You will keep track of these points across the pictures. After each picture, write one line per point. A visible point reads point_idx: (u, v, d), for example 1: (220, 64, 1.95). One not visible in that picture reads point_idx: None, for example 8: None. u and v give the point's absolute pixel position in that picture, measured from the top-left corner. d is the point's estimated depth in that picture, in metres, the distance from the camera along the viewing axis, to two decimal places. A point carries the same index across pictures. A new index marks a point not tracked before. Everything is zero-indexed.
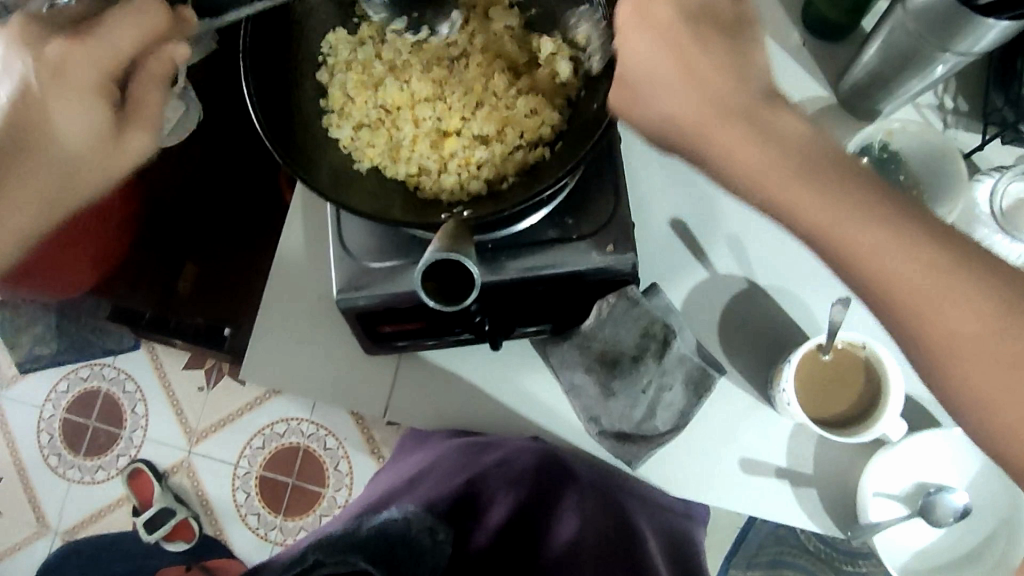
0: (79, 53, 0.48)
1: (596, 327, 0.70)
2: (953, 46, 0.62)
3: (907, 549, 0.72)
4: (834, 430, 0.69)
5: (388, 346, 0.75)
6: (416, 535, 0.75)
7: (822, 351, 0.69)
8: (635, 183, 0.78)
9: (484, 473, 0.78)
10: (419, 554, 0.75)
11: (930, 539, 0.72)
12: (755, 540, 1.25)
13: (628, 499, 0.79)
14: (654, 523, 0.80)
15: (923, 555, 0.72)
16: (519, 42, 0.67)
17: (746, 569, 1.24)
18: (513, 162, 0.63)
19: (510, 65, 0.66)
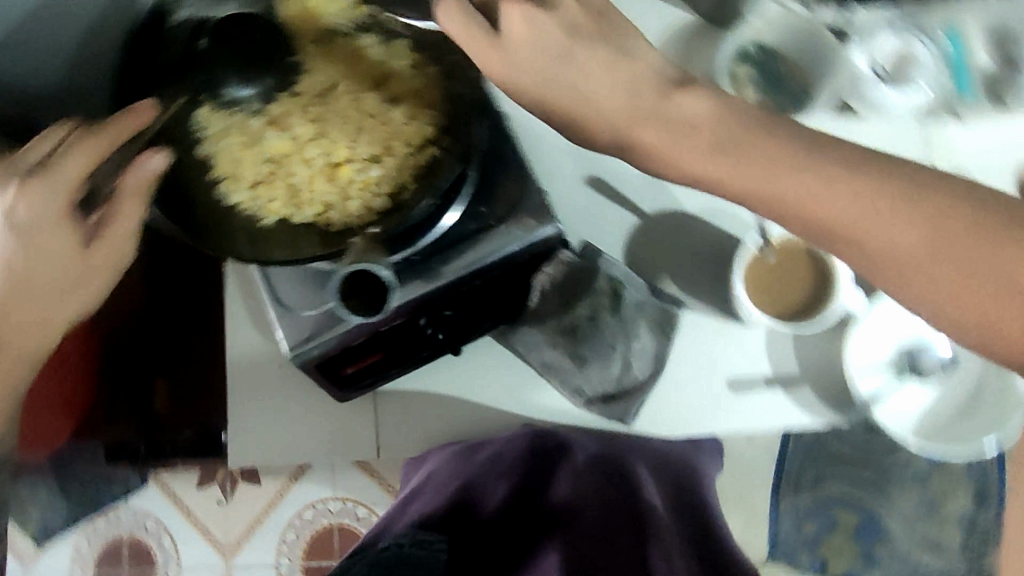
0: (36, 193, 0.52)
1: (543, 300, 0.70)
2: None
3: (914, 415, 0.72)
4: (800, 321, 0.69)
5: (359, 386, 0.75)
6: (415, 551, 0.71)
7: (765, 256, 0.71)
8: (540, 153, 0.78)
9: (477, 472, 0.79)
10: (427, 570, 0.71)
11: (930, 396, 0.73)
12: (793, 465, 1.25)
13: (621, 455, 0.80)
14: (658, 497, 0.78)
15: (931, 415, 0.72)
16: (379, 54, 0.67)
17: (794, 497, 1.26)
18: (409, 172, 0.64)
19: (377, 78, 0.67)
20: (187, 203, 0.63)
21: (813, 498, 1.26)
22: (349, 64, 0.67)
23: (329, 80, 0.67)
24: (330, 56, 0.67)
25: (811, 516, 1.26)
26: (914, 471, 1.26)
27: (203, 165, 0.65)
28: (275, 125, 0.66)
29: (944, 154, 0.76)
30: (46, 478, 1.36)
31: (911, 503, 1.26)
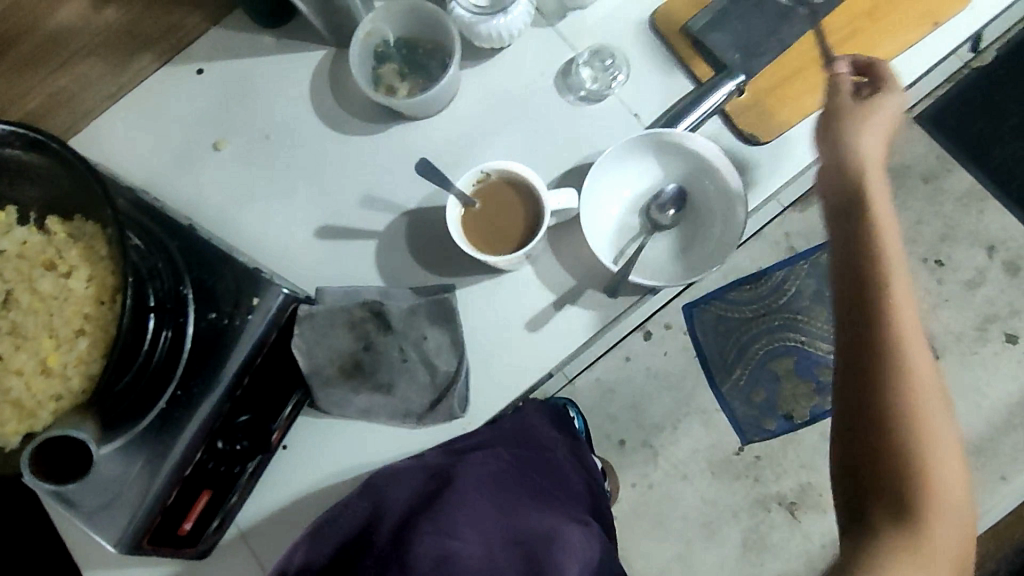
0: None
1: (309, 358, 0.71)
2: None
3: (669, 260, 0.77)
4: (531, 239, 0.72)
5: (210, 533, 0.74)
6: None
7: (471, 206, 0.73)
8: (265, 239, 0.81)
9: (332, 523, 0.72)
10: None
11: (681, 230, 0.77)
12: (710, 347, 1.42)
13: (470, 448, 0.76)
14: (497, 490, 0.74)
15: (685, 252, 0.77)
16: (39, 241, 0.66)
17: (727, 372, 1.42)
18: (109, 328, 0.63)
19: (49, 259, 0.66)
20: None
21: (740, 364, 1.42)
22: (15, 264, 0.66)
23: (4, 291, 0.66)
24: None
25: (753, 377, 1.41)
26: (808, 295, 1.40)
27: None
28: None
29: (582, 40, 0.82)
30: None
31: (822, 320, 1.40)
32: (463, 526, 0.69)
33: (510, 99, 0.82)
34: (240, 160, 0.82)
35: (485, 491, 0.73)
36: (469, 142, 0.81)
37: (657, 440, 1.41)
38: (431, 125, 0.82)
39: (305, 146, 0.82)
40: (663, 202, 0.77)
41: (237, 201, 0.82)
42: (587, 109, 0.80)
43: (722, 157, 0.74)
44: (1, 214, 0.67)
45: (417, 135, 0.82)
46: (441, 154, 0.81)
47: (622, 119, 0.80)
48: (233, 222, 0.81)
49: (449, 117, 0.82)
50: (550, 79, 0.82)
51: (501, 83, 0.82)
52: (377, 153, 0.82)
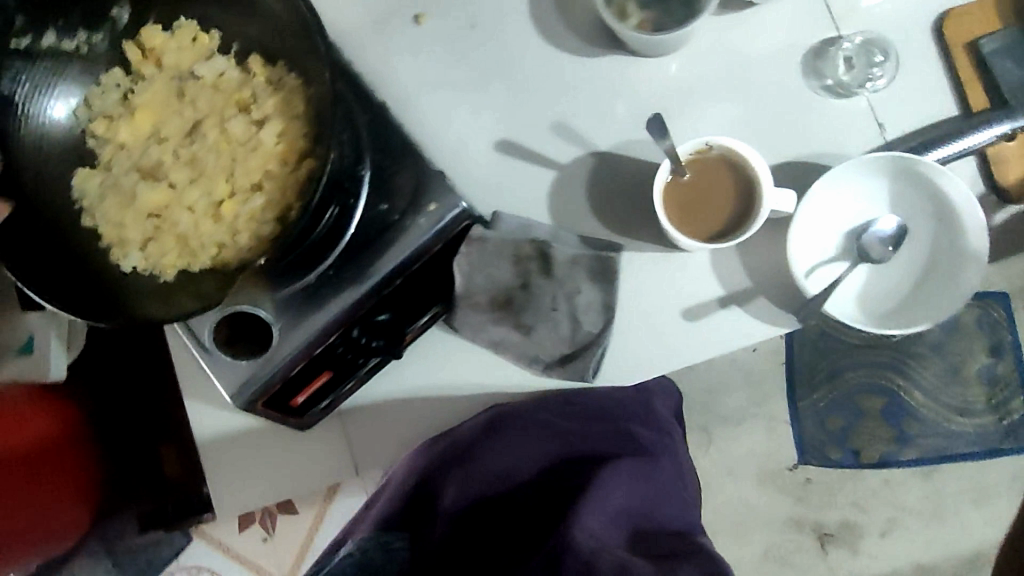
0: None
1: (467, 283, 0.68)
2: None
3: (866, 298, 0.70)
4: (734, 233, 0.67)
5: (315, 412, 0.73)
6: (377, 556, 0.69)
7: (680, 176, 0.67)
8: (438, 134, 0.75)
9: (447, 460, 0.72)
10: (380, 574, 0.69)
11: (889, 271, 0.70)
12: (806, 366, 1.30)
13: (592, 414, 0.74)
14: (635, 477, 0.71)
15: (891, 294, 0.70)
16: (232, 75, 0.63)
17: (813, 395, 1.31)
18: (287, 191, 0.60)
19: (238, 99, 0.63)
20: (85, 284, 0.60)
21: (831, 392, 1.30)
22: (201, 99, 0.63)
23: (186, 121, 0.64)
24: (183, 97, 0.64)
25: (836, 409, 1.31)
26: (929, 342, 1.28)
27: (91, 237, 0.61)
28: (160, 178, 0.63)
29: (852, 22, 0.72)
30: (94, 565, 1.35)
31: (933, 371, 1.29)
32: (608, 521, 0.66)
33: (748, 63, 0.73)
34: (436, 40, 0.75)
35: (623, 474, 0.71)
36: (687, 97, 0.73)
37: (717, 432, 1.33)
38: (651, 67, 0.73)
39: (510, 48, 0.75)
40: (878, 236, 0.70)
41: (420, 83, 0.75)
42: (829, 102, 0.72)
43: (978, 214, 0.66)
44: (204, 38, 0.63)
45: (632, 73, 0.74)
46: (650, 102, 0.74)
47: (864, 125, 0.72)
48: (410, 106, 0.75)
49: (675, 63, 0.73)
50: (799, 55, 0.72)
51: (743, 41, 0.73)
52: (585, 79, 0.74)
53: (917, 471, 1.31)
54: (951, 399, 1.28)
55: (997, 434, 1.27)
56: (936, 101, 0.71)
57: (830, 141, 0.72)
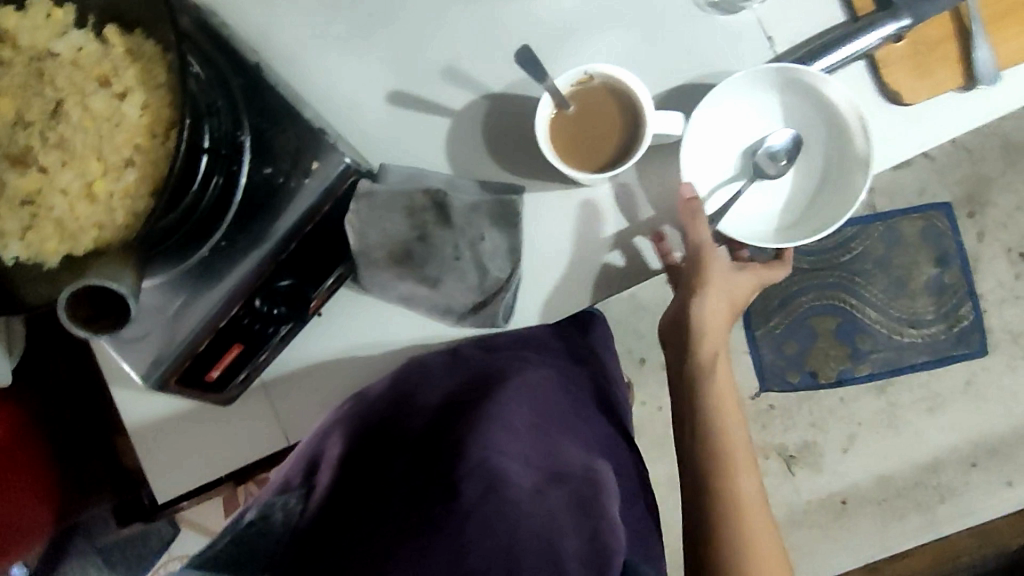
0: None
1: (362, 239, 0.67)
2: None
3: (770, 215, 0.70)
4: (625, 161, 0.65)
5: (235, 385, 0.72)
6: (257, 542, 0.60)
7: (564, 110, 0.66)
8: (329, 92, 0.73)
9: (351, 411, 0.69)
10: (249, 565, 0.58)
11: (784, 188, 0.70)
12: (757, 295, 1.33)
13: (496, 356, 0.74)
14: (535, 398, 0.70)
15: (793, 211, 0.70)
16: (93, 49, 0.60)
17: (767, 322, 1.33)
18: (165, 162, 0.58)
19: (100, 72, 0.59)
20: None
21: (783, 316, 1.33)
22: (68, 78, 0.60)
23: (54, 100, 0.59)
24: (42, 79, 0.60)
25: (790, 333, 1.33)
26: (874, 259, 1.32)
27: None
28: (28, 163, 0.58)
29: None
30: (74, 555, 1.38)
31: (880, 288, 1.33)
32: (508, 431, 0.63)
33: None
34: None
35: (528, 392, 0.70)
36: (578, 30, 0.72)
37: (672, 366, 1.34)
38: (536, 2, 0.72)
39: None
40: (773, 150, 0.69)
41: (304, 41, 0.73)
42: (716, 20, 0.71)
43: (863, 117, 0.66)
44: (60, 14, 0.61)
45: (519, 10, 0.72)
46: (542, 39, 0.72)
47: (753, 39, 0.71)
48: (295, 65, 0.73)
49: None
50: None
51: None
52: (472, 19, 0.72)
53: (870, 385, 1.34)
54: (901, 312, 1.33)
55: (947, 342, 1.32)
56: (821, 10, 0.71)
57: (719, 59, 0.71)
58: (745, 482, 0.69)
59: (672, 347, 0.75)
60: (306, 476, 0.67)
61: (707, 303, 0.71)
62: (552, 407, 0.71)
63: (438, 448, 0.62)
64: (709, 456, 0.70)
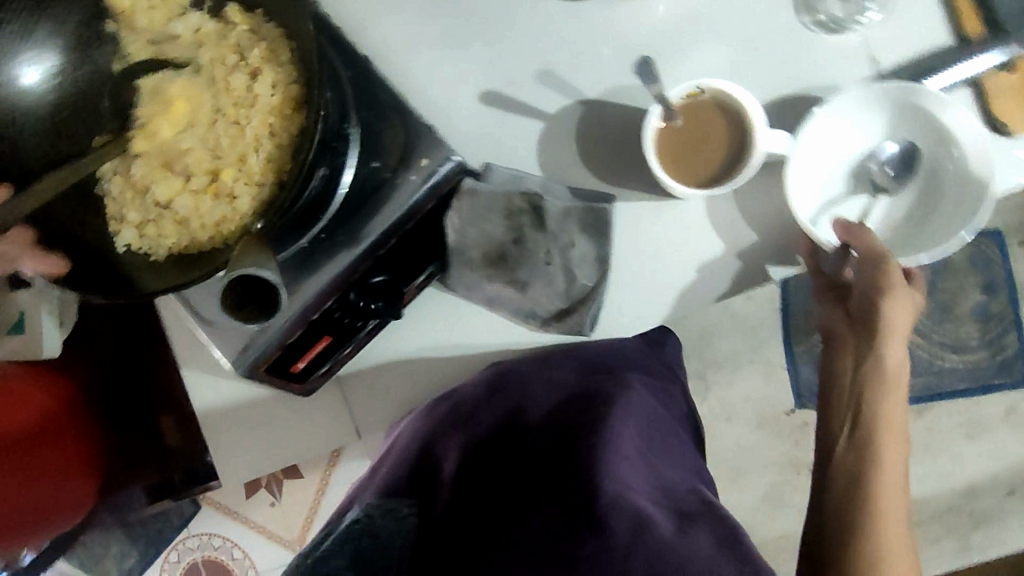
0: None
1: (460, 237, 0.67)
2: None
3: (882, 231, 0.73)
4: (730, 178, 0.66)
5: (316, 378, 0.73)
6: (383, 521, 0.74)
7: (671, 123, 0.66)
8: (421, 88, 0.72)
9: (450, 420, 0.73)
10: (386, 540, 0.74)
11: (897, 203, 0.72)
12: (802, 312, 1.31)
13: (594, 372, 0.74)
14: (641, 431, 0.70)
15: (906, 227, 0.72)
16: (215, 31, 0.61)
17: (810, 340, 1.32)
18: (289, 148, 0.58)
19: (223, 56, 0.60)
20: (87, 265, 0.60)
21: None
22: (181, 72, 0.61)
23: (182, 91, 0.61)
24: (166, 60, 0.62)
25: None
26: None
27: (93, 214, 0.62)
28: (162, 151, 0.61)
29: None
30: (112, 528, 1.40)
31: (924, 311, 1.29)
32: (632, 469, 0.67)
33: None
34: None
35: (633, 417, 0.70)
36: (676, 38, 0.71)
37: (711, 377, 1.34)
38: (637, 7, 0.70)
39: None
40: (885, 161, 0.72)
41: (397, 34, 0.71)
42: (818, 37, 0.70)
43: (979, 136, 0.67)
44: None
45: (620, 15, 0.71)
46: (640, 45, 0.71)
47: (857, 59, 0.70)
48: (387, 58, 0.71)
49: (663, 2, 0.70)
50: None
51: None
52: (572, 21, 0.71)
53: (913, 409, 1.32)
54: (942, 337, 1.30)
55: (990, 370, 1.30)
56: (929, 32, 0.70)
57: (820, 79, 0.71)
58: (893, 527, 0.65)
59: (848, 340, 0.73)
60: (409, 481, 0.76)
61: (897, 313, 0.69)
62: (653, 424, 0.73)
63: (559, 470, 0.68)
64: (846, 476, 0.69)
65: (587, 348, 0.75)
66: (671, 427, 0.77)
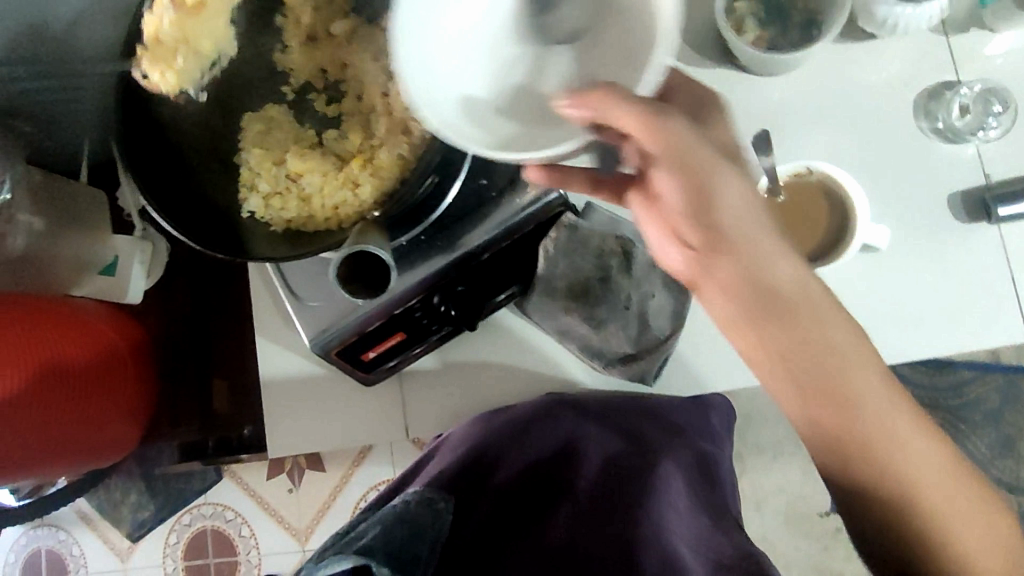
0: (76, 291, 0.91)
1: (550, 268, 0.72)
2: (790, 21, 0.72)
3: None
4: (823, 259, 0.67)
5: (382, 369, 0.76)
6: (422, 512, 0.65)
7: (774, 196, 0.68)
8: None
9: (501, 437, 0.74)
10: (423, 529, 0.63)
11: None
12: None
13: (649, 424, 0.75)
14: (694, 488, 0.70)
15: None
16: (368, 35, 0.68)
17: None
18: (410, 152, 0.64)
19: (371, 59, 0.68)
20: (214, 219, 0.67)
21: None
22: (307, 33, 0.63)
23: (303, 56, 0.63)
24: (318, 54, 0.70)
25: None
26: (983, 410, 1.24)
27: (233, 181, 0.70)
28: (301, 135, 0.70)
29: (969, 70, 0.72)
30: (135, 479, 1.44)
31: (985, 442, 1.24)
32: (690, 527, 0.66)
33: (857, 94, 0.72)
34: None
35: (684, 471, 0.71)
36: (790, 120, 0.73)
37: (749, 464, 1.29)
38: (754, 84, 0.73)
39: None
40: None
41: None
42: (935, 145, 0.71)
43: None
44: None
45: (739, 89, 0.73)
46: (754, 120, 0.73)
47: (967, 171, 0.71)
48: None
49: (781, 86, 0.73)
50: (912, 94, 0.72)
51: (853, 72, 0.72)
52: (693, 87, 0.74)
53: None
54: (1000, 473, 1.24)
55: None
56: None
57: (931, 184, 0.71)
58: None
59: None
60: (455, 478, 0.71)
61: (782, 265, 0.49)
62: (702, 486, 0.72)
63: (619, 501, 0.68)
64: None
65: (653, 404, 0.77)
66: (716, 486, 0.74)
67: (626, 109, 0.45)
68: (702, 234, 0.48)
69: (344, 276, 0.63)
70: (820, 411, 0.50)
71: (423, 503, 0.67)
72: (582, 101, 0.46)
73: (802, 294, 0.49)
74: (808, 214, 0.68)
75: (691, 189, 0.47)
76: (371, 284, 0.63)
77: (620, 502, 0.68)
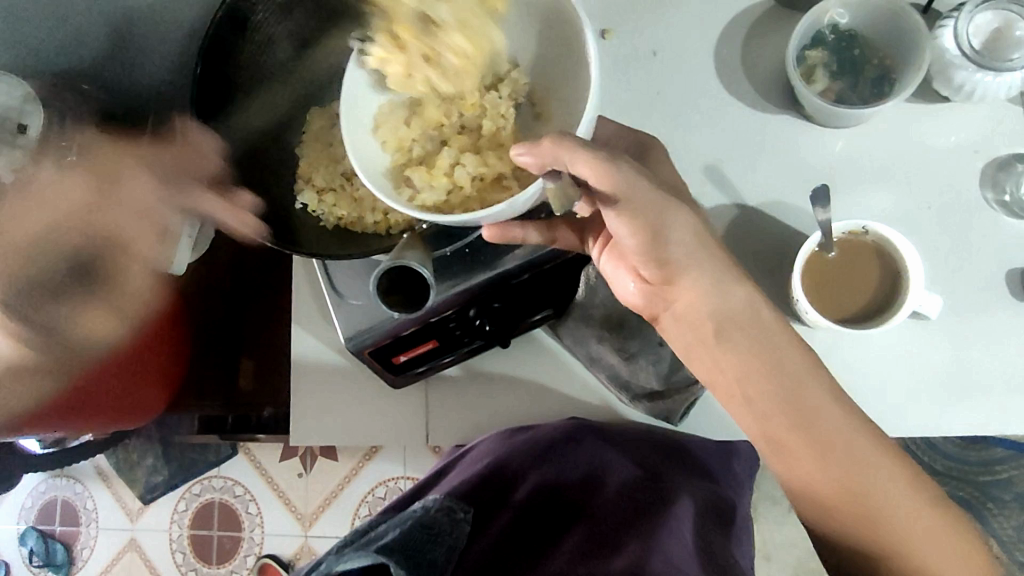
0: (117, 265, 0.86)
1: (589, 294, 0.73)
2: (860, 88, 0.71)
3: None
4: (864, 324, 0.66)
5: (410, 373, 0.77)
6: (442, 521, 0.65)
7: (826, 252, 0.67)
8: None
9: (518, 452, 0.74)
10: (442, 534, 0.64)
11: None
12: None
13: (662, 462, 0.76)
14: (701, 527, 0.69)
15: None
16: None
17: None
18: None
19: None
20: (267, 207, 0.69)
21: None
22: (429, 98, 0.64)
23: (444, 116, 0.64)
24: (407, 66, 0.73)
25: None
26: (1015, 491, 1.19)
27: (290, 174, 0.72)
28: None
29: None
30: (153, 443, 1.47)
31: (1013, 524, 1.19)
32: (693, 555, 0.63)
33: (922, 157, 0.71)
34: (615, 53, 0.75)
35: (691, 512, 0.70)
36: (850, 175, 0.71)
37: (762, 512, 1.26)
38: (818, 134, 0.72)
39: (682, 78, 0.74)
40: None
41: None
42: (999, 217, 0.69)
43: None
44: None
45: (801, 137, 0.72)
46: (813, 170, 0.72)
47: None
48: None
49: (844, 139, 0.72)
50: (981, 162, 0.70)
51: (921, 134, 0.71)
52: (753, 131, 0.73)
53: None
54: None
55: None
56: None
57: (991, 256, 0.69)
58: None
59: None
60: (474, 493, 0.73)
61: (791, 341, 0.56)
62: (705, 525, 0.71)
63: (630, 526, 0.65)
64: None
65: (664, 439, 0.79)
66: (717, 526, 0.74)
67: (579, 153, 0.51)
68: (658, 268, 0.56)
69: (384, 287, 0.63)
70: (793, 440, 0.56)
71: (443, 513, 0.67)
72: (538, 150, 0.52)
73: (755, 317, 0.57)
74: (857, 273, 0.67)
75: (642, 230, 0.54)
76: (408, 299, 0.63)
77: (633, 529, 0.65)
